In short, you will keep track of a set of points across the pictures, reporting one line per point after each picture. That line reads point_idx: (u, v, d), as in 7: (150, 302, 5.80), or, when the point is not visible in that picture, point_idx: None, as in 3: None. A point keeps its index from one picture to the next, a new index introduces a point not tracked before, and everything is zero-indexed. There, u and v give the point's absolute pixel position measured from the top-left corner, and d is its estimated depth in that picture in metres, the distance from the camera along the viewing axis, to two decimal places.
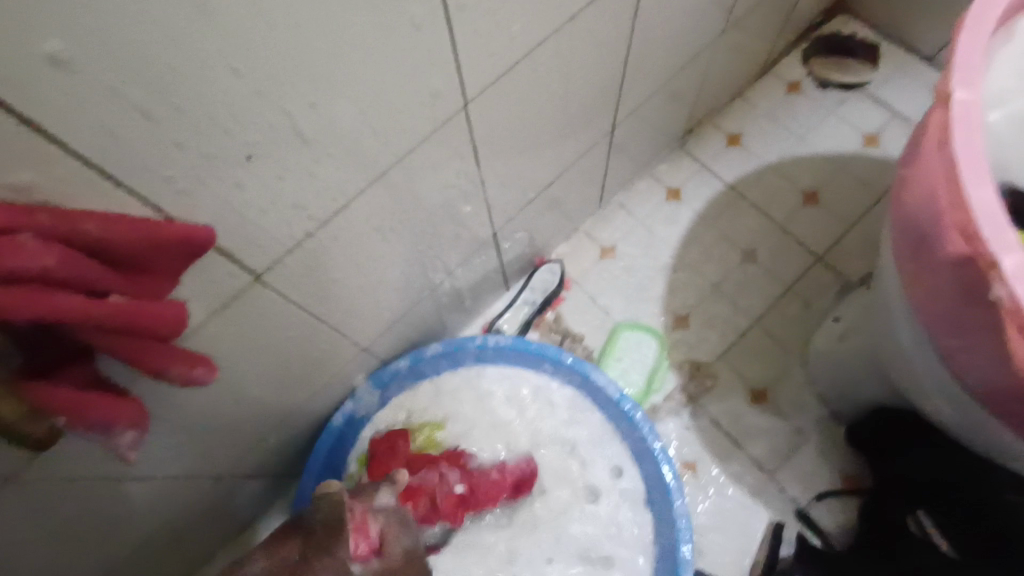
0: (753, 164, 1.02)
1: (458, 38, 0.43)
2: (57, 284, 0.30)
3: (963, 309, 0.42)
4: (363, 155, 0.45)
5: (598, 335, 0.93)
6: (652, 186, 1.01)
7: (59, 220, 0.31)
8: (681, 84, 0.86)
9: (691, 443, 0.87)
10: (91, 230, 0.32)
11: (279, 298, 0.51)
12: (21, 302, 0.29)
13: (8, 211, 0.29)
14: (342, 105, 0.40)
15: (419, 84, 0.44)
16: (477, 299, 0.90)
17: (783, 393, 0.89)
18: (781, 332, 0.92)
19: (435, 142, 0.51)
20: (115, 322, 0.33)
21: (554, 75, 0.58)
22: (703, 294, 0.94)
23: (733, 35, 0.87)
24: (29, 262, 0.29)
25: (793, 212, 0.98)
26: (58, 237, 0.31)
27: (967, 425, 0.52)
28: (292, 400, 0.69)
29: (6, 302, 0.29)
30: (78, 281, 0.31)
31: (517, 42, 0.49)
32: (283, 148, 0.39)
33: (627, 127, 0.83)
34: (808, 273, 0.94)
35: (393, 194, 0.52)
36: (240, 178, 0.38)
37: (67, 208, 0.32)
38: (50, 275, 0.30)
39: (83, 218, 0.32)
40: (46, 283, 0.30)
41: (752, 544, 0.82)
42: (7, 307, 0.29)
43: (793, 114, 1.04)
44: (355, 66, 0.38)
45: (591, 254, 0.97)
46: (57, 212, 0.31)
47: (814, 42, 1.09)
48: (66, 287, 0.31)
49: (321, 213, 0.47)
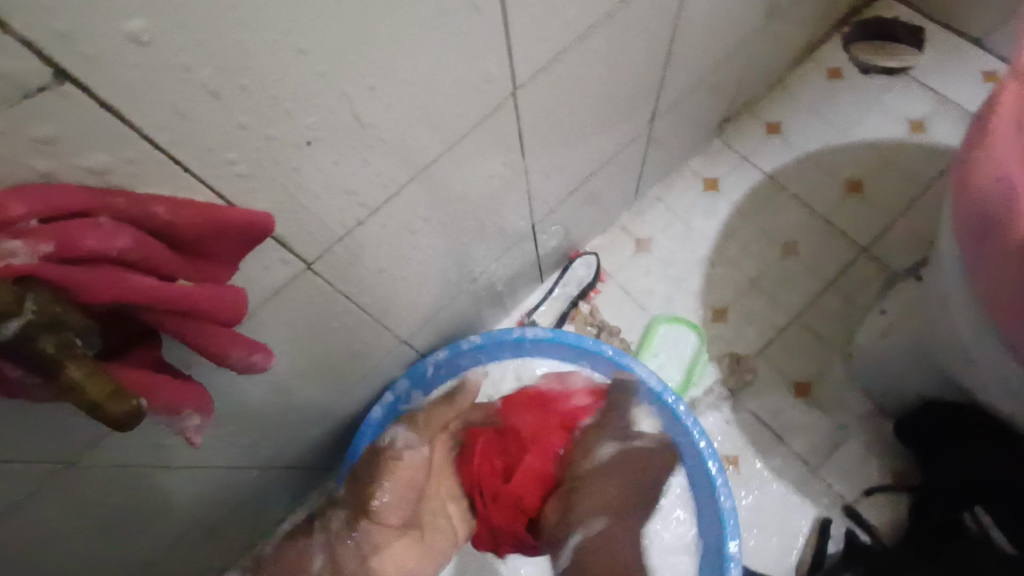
0: (794, 154, 0.99)
1: (512, 23, 0.43)
2: (128, 266, 0.31)
3: None
4: (414, 145, 0.45)
5: (635, 328, 0.92)
6: (689, 177, 0.99)
7: (130, 203, 0.31)
8: (722, 71, 0.85)
9: (732, 436, 0.86)
10: (158, 213, 0.32)
11: (326, 287, 0.51)
12: (96, 282, 0.30)
13: (83, 191, 0.30)
14: (398, 93, 0.40)
15: (475, 72, 0.44)
16: (513, 292, 0.89)
17: (827, 387, 0.86)
18: (825, 325, 0.89)
19: (484, 131, 0.51)
20: (185, 305, 0.33)
21: (602, 63, 0.57)
22: (743, 286, 0.92)
23: (776, 21, 0.85)
24: (105, 243, 0.29)
25: (836, 203, 0.96)
26: (129, 220, 0.31)
27: None
28: (334, 392, 0.69)
29: (82, 283, 0.29)
30: (147, 264, 0.32)
31: (569, 29, 0.49)
32: (340, 136, 0.39)
33: (666, 116, 0.81)
34: (852, 265, 0.92)
35: (440, 185, 0.52)
36: (300, 163, 0.38)
37: (136, 190, 0.32)
38: (126, 256, 0.30)
39: (153, 202, 0.32)
40: (119, 264, 0.30)
41: (796, 540, 0.80)
42: (83, 287, 0.29)
43: (834, 102, 1.02)
44: (413, 53, 0.38)
45: (627, 246, 0.96)
46: (128, 194, 0.31)
47: (857, 28, 1.06)
48: (137, 269, 0.31)
49: (372, 203, 0.47)
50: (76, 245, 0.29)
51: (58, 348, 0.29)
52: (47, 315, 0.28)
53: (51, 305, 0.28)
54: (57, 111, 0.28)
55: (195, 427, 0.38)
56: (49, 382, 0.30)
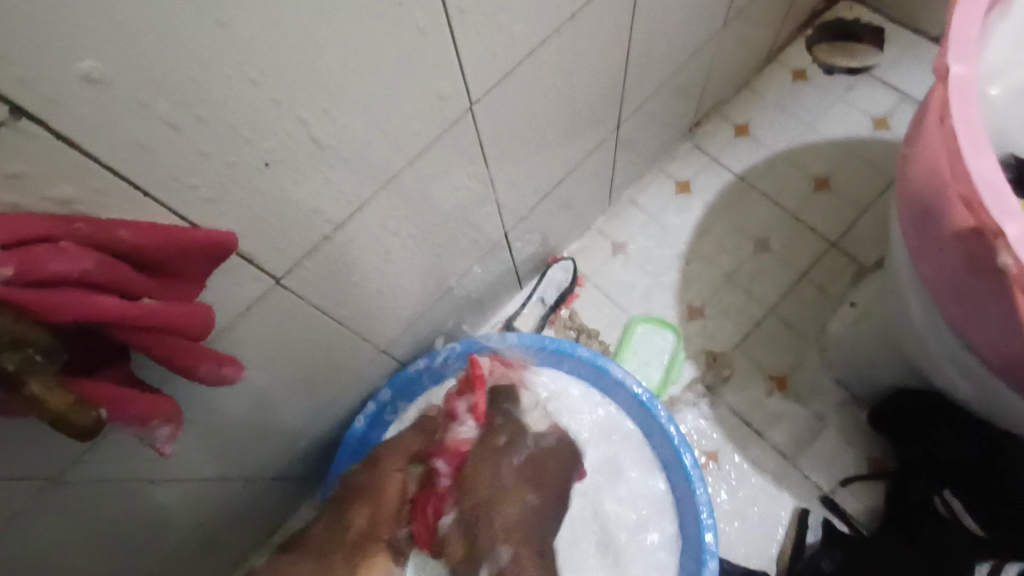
0: (762, 154, 1.02)
1: (460, 43, 0.45)
2: (93, 287, 0.32)
3: (976, 282, 0.41)
4: (375, 161, 0.47)
5: (614, 330, 0.93)
6: (661, 180, 1.02)
7: (93, 227, 0.33)
8: (685, 77, 0.87)
9: (712, 432, 0.87)
10: (121, 236, 0.34)
11: (300, 302, 0.53)
12: (58, 303, 0.31)
13: (45, 218, 0.31)
14: (353, 115, 0.42)
15: (428, 90, 0.46)
16: (492, 299, 0.91)
17: (802, 380, 0.88)
18: (798, 319, 0.91)
19: (445, 145, 0.53)
20: (149, 322, 0.34)
21: (558, 74, 0.59)
22: (717, 284, 0.94)
23: (735, 25, 0.87)
24: (68, 265, 0.31)
25: (805, 200, 0.98)
26: (94, 243, 0.33)
27: (986, 400, 0.52)
28: (316, 403, 0.71)
29: (46, 304, 0.31)
30: (112, 284, 0.33)
31: (519, 44, 0.51)
32: (300, 157, 0.41)
33: (632, 121, 0.83)
34: (822, 259, 0.94)
35: (405, 198, 0.54)
36: (262, 184, 0.40)
37: (101, 216, 0.34)
38: (88, 278, 0.32)
39: (116, 226, 0.34)
40: (84, 285, 0.32)
41: (777, 531, 0.81)
42: (47, 307, 0.31)
43: (799, 101, 1.04)
44: (364, 75, 0.40)
45: (603, 250, 0.98)
46: (92, 220, 0.33)
47: (818, 30, 1.09)
48: (103, 290, 0.33)
49: (337, 219, 0.49)
50: (39, 268, 0.30)
51: (20, 365, 0.31)
52: (10, 334, 0.30)
53: (14, 325, 0.30)
54: (19, 147, 0.29)
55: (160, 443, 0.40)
56: (12, 395, 0.32)
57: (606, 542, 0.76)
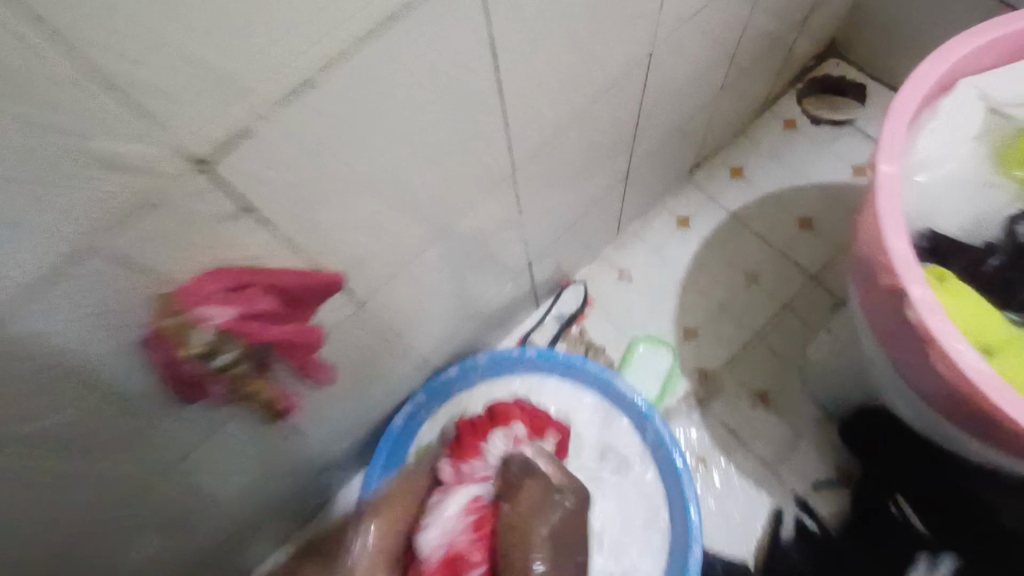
0: (753, 195, 1.15)
1: (511, 127, 0.58)
2: (274, 318, 0.49)
3: (896, 330, 0.54)
4: (438, 214, 0.61)
5: (618, 347, 1.06)
6: (664, 215, 1.15)
7: (270, 275, 0.48)
8: (686, 129, 1.00)
9: (702, 440, 1.00)
10: (285, 281, 0.49)
11: (369, 321, 0.66)
12: (258, 329, 0.47)
13: (247, 270, 0.46)
14: (429, 183, 0.55)
15: (483, 161, 0.59)
16: (512, 317, 1.04)
17: (783, 396, 1.01)
18: (780, 343, 1.04)
19: (490, 199, 0.66)
20: (300, 338, 0.51)
21: (581, 139, 0.73)
22: (711, 309, 1.07)
23: (731, 85, 1.01)
24: (260, 304, 0.47)
25: (791, 237, 1.11)
26: (269, 287, 0.48)
27: (918, 417, 0.65)
28: (365, 403, 0.83)
29: (252, 330, 0.46)
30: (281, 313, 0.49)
31: (552, 123, 0.64)
32: (389, 215, 0.54)
33: (639, 167, 0.97)
34: (804, 291, 1.07)
35: (454, 239, 0.67)
36: (360, 235, 0.54)
37: (266, 266, 0.48)
38: (270, 311, 0.48)
39: (281, 274, 0.49)
40: (268, 315, 0.48)
41: (755, 527, 0.93)
42: (251, 332, 0.46)
43: (788, 149, 1.18)
44: (441, 155, 0.54)
45: (610, 276, 1.11)
46: (268, 269, 0.48)
47: (808, 85, 1.23)
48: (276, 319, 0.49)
49: (405, 258, 0.62)
50: (249, 307, 0.46)
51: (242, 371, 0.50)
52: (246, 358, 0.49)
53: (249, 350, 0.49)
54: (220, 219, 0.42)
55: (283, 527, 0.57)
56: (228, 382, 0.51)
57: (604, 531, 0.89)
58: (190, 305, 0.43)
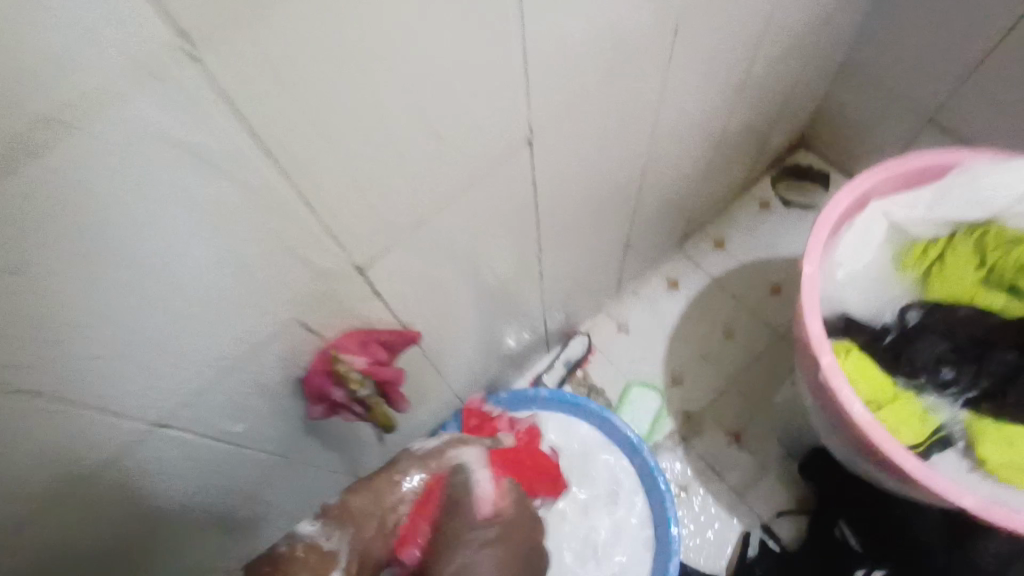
0: (732, 263, 1.36)
1: (540, 226, 0.79)
2: (385, 366, 0.70)
3: (813, 386, 0.74)
4: (483, 287, 0.81)
5: (615, 389, 1.26)
6: (657, 277, 1.35)
7: (387, 335, 0.68)
8: (675, 210, 1.22)
9: (684, 471, 1.19)
10: (393, 338, 0.69)
11: (424, 363, 0.86)
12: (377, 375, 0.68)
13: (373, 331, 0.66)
14: (481, 268, 0.76)
15: (519, 249, 0.80)
16: (526, 360, 1.24)
17: (753, 436, 1.20)
18: (752, 390, 1.24)
19: (520, 273, 0.87)
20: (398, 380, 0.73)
21: (590, 226, 0.94)
22: (694, 360, 1.27)
23: (713, 175, 1.23)
24: (380, 357, 0.68)
25: (763, 301, 1.32)
26: (384, 342, 0.68)
27: (844, 455, 0.84)
28: (407, 428, 1.02)
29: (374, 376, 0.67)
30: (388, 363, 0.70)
31: (570, 218, 0.85)
32: (452, 289, 0.75)
33: (636, 240, 1.18)
34: (773, 347, 1.27)
35: (491, 301, 0.88)
36: (431, 304, 0.74)
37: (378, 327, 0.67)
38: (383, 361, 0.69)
39: (391, 334, 0.69)
40: (382, 364, 0.69)
41: (727, 547, 1.12)
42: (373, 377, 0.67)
43: (763, 225, 1.39)
44: (492, 250, 0.74)
45: (610, 328, 1.31)
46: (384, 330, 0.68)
47: (781, 171, 1.45)
48: (386, 366, 0.70)
49: (456, 316, 0.82)
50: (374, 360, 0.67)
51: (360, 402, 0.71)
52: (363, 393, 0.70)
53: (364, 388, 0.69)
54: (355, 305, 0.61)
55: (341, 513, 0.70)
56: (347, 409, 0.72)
57: (599, 547, 1.05)
58: (340, 356, 0.63)
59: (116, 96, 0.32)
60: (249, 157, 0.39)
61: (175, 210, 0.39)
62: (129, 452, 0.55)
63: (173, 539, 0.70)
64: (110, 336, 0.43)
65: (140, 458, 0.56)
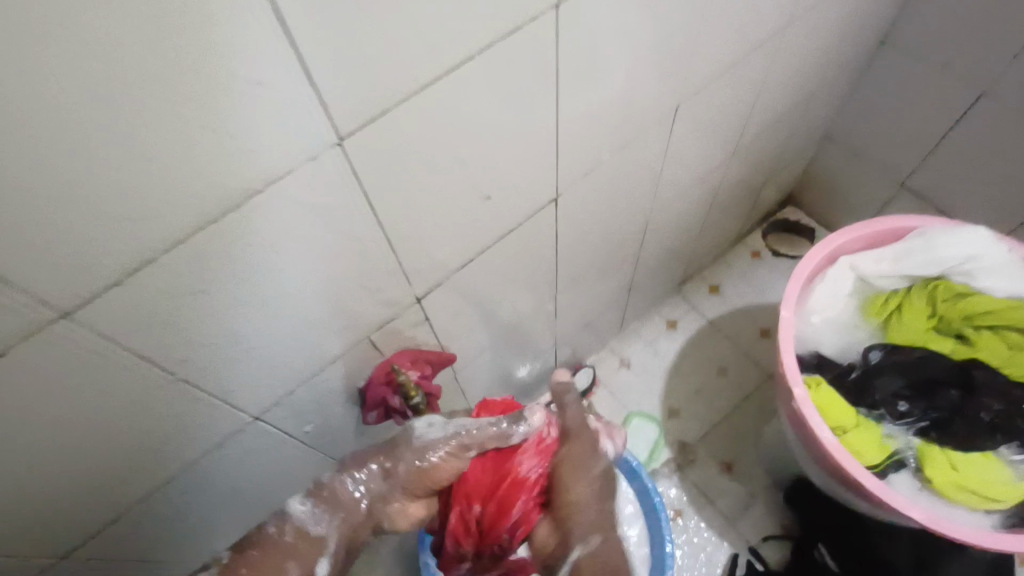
0: (726, 307, 1.49)
1: (558, 269, 0.93)
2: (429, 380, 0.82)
3: (790, 412, 0.86)
4: (508, 320, 0.95)
5: (617, 419, 1.37)
6: (657, 318, 1.48)
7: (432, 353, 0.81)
8: (675, 257, 1.36)
9: (679, 496, 1.29)
10: (437, 357, 0.81)
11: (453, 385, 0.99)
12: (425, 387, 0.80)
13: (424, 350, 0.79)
14: (508, 303, 0.89)
15: (540, 287, 0.94)
16: (536, 390, 1.36)
17: (742, 466, 1.30)
18: (743, 424, 1.35)
19: (539, 308, 1.00)
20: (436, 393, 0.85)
21: (599, 270, 1.07)
22: (690, 395, 1.39)
23: (709, 228, 1.37)
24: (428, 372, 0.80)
25: (754, 342, 1.44)
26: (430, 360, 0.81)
27: (819, 478, 0.96)
28: None
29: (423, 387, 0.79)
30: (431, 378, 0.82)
31: (584, 262, 0.99)
32: (482, 320, 0.88)
33: (639, 284, 1.32)
34: (763, 385, 1.39)
35: (512, 332, 1.01)
36: (465, 333, 0.87)
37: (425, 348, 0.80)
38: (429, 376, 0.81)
39: (435, 354, 0.81)
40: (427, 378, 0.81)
41: (716, 567, 1.22)
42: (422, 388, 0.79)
43: (754, 273, 1.53)
44: (518, 288, 0.88)
45: (613, 363, 1.44)
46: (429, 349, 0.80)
47: (771, 225, 1.60)
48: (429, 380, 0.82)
49: (483, 344, 0.95)
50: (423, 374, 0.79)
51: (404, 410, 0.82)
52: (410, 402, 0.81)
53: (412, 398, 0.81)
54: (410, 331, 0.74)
55: (328, 496, 0.72)
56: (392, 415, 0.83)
57: None
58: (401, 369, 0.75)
59: (286, 158, 0.43)
60: (356, 206, 0.51)
61: (300, 244, 0.50)
62: (221, 434, 0.65)
63: (245, 515, 0.83)
64: (232, 335, 0.54)
65: (223, 440, 0.66)
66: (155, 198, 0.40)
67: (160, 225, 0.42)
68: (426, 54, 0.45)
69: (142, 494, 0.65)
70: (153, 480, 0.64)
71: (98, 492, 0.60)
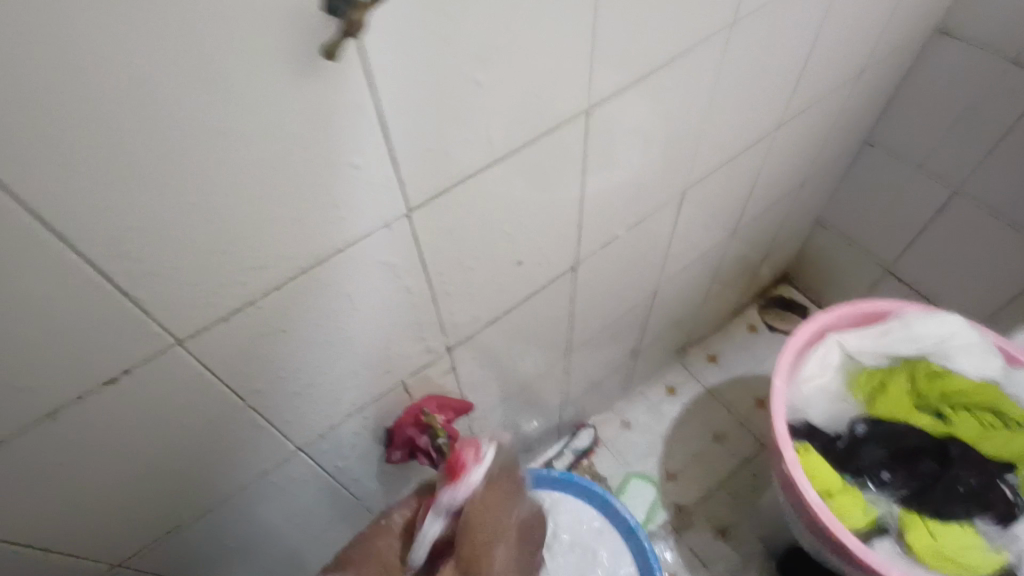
0: (724, 376, 1.57)
1: (572, 330, 1.02)
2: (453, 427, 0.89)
3: (781, 475, 0.92)
4: (523, 374, 1.02)
5: (617, 479, 1.42)
6: (658, 383, 1.55)
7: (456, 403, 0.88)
8: (677, 326, 1.45)
9: (674, 560, 1.32)
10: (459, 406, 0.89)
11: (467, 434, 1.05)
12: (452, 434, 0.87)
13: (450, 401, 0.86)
14: (524, 359, 0.97)
15: (554, 346, 1.02)
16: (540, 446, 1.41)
17: (737, 532, 1.34)
18: (738, 491, 1.39)
19: (551, 365, 1.08)
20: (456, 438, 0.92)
21: (608, 333, 1.16)
22: (688, 459, 1.44)
23: (710, 300, 1.47)
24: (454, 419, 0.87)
25: (750, 411, 1.51)
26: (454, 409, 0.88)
27: (810, 544, 1.00)
28: None
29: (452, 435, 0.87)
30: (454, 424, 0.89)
31: (595, 325, 1.08)
32: (500, 373, 0.96)
33: (643, 349, 1.39)
34: (758, 453, 1.44)
35: (525, 387, 1.08)
36: (484, 384, 0.95)
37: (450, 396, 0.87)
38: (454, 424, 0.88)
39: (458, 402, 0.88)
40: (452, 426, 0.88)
41: None
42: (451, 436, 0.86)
43: (751, 346, 1.62)
44: (535, 346, 0.96)
45: (615, 424, 1.49)
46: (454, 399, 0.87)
47: (767, 301, 1.70)
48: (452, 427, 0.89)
49: (498, 396, 1.02)
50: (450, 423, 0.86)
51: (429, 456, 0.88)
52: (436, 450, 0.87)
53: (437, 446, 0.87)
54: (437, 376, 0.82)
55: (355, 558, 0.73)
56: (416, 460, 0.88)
57: None
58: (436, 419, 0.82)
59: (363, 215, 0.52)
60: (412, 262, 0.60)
61: (362, 291, 0.59)
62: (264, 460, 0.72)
63: (272, 541, 0.89)
64: (293, 368, 0.62)
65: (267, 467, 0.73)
66: (272, 251, 0.49)
67: (265, 273, 0.51)
68: (483, 147, 0.55)
69: (194, 510, 0.71)
70: (207, 498, 0.71)
71: (165, 505, 0.67)
